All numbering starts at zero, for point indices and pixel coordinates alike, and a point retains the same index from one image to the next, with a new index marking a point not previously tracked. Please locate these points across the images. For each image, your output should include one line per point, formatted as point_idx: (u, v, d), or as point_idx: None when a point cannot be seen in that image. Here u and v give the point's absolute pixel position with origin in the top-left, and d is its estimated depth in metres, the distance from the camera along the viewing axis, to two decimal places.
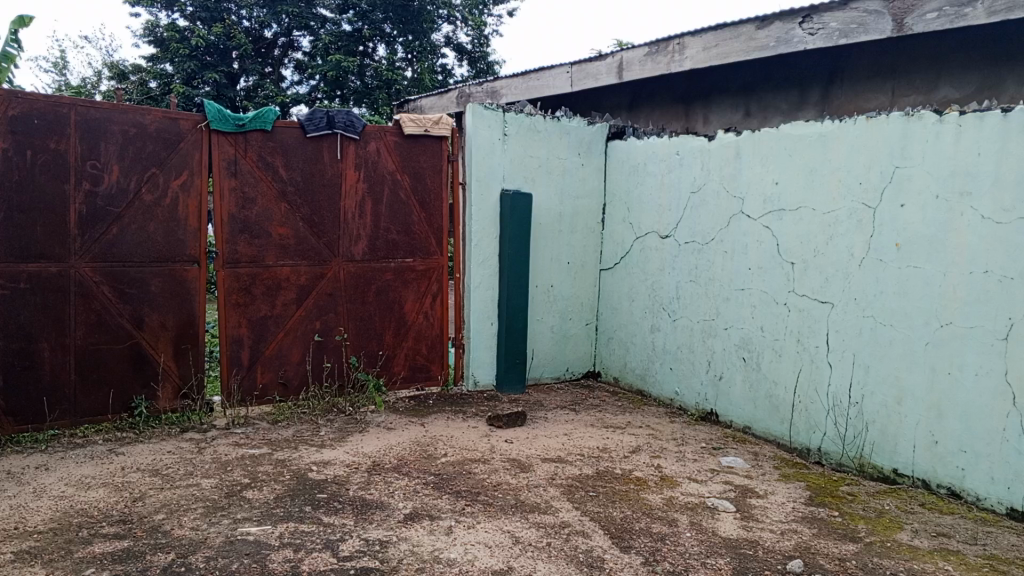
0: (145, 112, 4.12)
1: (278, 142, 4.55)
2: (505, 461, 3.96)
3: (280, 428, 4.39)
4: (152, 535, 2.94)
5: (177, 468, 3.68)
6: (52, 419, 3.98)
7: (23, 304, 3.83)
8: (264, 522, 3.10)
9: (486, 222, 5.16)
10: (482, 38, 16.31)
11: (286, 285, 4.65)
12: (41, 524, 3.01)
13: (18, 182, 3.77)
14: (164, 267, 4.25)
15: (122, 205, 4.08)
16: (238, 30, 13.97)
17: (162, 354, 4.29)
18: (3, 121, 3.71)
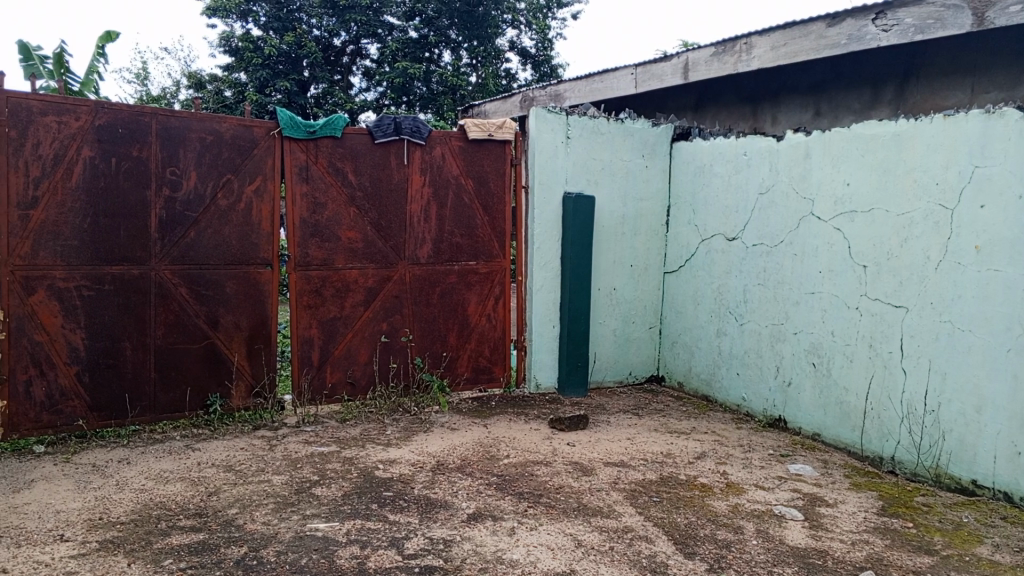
0: (221, 120, 4.27)
1: (347, 148, 4.66)
2: (568, 464, 3.96)
3: (348, 426, 4.49)
4: (226, 528, 3.04)
5: (249, 464, 3.80)
6: (133, 415, 4.16)
7: (107, 304, 4.02)
8: (332, 518, 3.17)
9: (549, 224, 5.17)
10: (546, 41, 16.31)
11: (354, 287, 4.76)
12: (123, 515, 3.15)
13: (104, 188, 3.97)
14: (238, 269, 4.40)
15: (199, 210, 4.25)
16: (308, 39, 14.36)
17: (235, 354, 4.44)
18: (89, 131, 3.91)
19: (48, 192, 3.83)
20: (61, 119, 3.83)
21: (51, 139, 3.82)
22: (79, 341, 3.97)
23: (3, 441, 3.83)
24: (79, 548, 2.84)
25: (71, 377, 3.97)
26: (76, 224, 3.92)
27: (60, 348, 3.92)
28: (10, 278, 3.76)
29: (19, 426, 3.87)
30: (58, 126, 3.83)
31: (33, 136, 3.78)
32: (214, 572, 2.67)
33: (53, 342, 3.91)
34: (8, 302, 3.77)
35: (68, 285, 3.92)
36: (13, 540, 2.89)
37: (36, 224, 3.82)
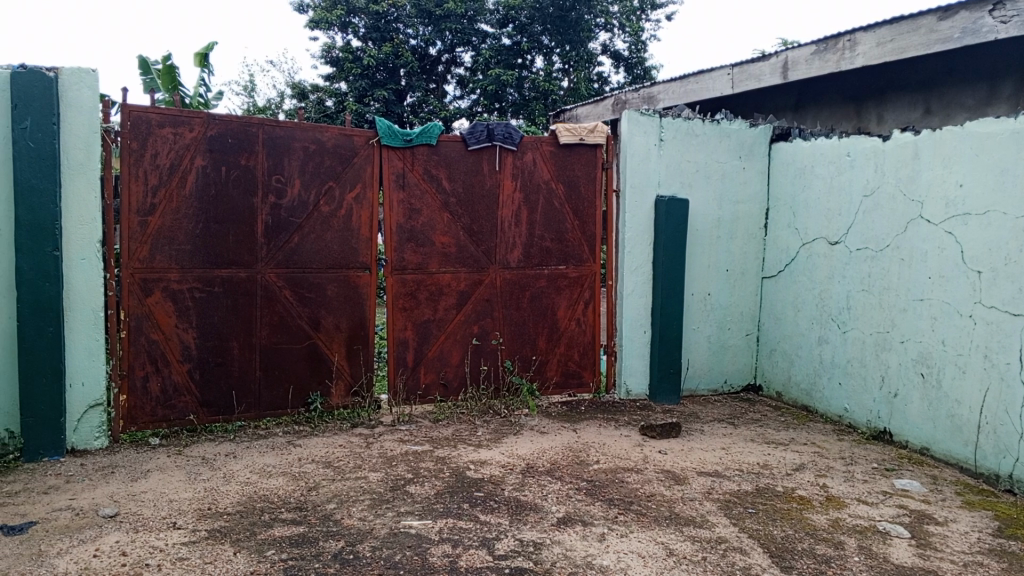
0: (323, 129, 4.44)
1: (442, 155, 4.76)
2: (659, 472, 3.91)
3: (441, 426, 4.58)
4: (325, 522, 3.16)
5: (347, 461, 3.93)
6: (239, 411, 4.37)
7: (218, 305, 4.25)
8: (425, 516, 3.24)
9: (641, 229, 5.12)
10: (639, 43, 16.14)
11: (447, 291, 4.85)
12: (230, 506, 3.32)
13: (214, 195, 4.19)
14: (339, 273, 4.56)
15: (303, 216, 4.43)
16: (404, 49, 14.74)
17: (335, 354, 4.60)
18: (202, 141, 4.14)
19: (165, 200, 4.08)
20: (177, 130, 4.07)
21: (167, 149, 4.06)
22: (191, 339, 4.21)
23: (123, 433, 4.09)
24: (190, 536, 3.01)
25: (184, 373, 4.20)
26: (189, 229, 4.15)
27: (174, 346, 4.17)
28: (130, 280, 4.02)
29: (137, 420, 4.12)
30: (174, 137, 4.07)
31: (151, 147, 4.03)
32: (313, 564, 2.78)
33: (168, 340, 4.15)
34: (129, 302, 4.03)
35: (182, 286, 4.16)
36: (131, 526, 3.09)
37: (153, 229, 4.07)
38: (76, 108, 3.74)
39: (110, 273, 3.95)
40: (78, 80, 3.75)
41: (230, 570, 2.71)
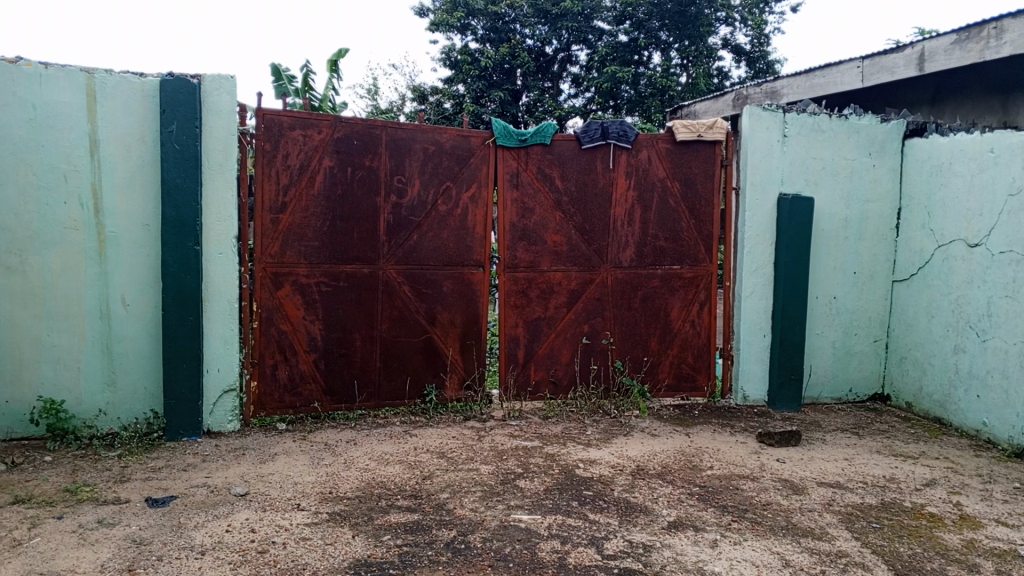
0: (441, 131, 4.57)
1: (556, 154, 4.80)
2: (775, 481, 3.78)
3: (551, 424, 4.61)
4: (438, 511, 3.25)
5: (459, 452, 4.03)
6: (359, 401, 4.56)
7: (342, 299, 4.46)
8: (535, 511, 3.28)
9: (761, 229, 4.96)
10: (762, 37, 15.62)
11: (558, 289, 4.88)
12: (349, 491, 3.47)
13: (340, 195, 4.39)
14: (454, 270, 4.68)
15: (421, 215, 4.57)
16: (521, 49, 14.91)
17: (450, 349, 4.71)
18: (329, 143, 4.35)
19: (295, 198, 4.31)
20: (307, 133, 4.30)
21: (298, 151, 4.29)
22: (317, 331, 4.43)
23: (253, 417, 4.35)
24: (313, 517, 3.18)
25: (309, 363, 4.43)
26: (317, 227, 4.37)
27: (301, 337, 4.40)
28: (263, 273, 4.28)
29: (266, 405, 4.37)
30: (303, 139, 4.29)
31: (283, 148, 4.27)
32: (427, 551, 2.87)
33: (296, 331, 4.38)
34: (261, 294, 4.29)
35: (309, 280, 4.38)
36: (259, 505, 3.30)
37: (284, 227, 4.31)
38: (216, 113, 4.01)
39: (245, 267, 4.22)
40: (219, 86, 4.01)
41: (349, 552, 2.84)
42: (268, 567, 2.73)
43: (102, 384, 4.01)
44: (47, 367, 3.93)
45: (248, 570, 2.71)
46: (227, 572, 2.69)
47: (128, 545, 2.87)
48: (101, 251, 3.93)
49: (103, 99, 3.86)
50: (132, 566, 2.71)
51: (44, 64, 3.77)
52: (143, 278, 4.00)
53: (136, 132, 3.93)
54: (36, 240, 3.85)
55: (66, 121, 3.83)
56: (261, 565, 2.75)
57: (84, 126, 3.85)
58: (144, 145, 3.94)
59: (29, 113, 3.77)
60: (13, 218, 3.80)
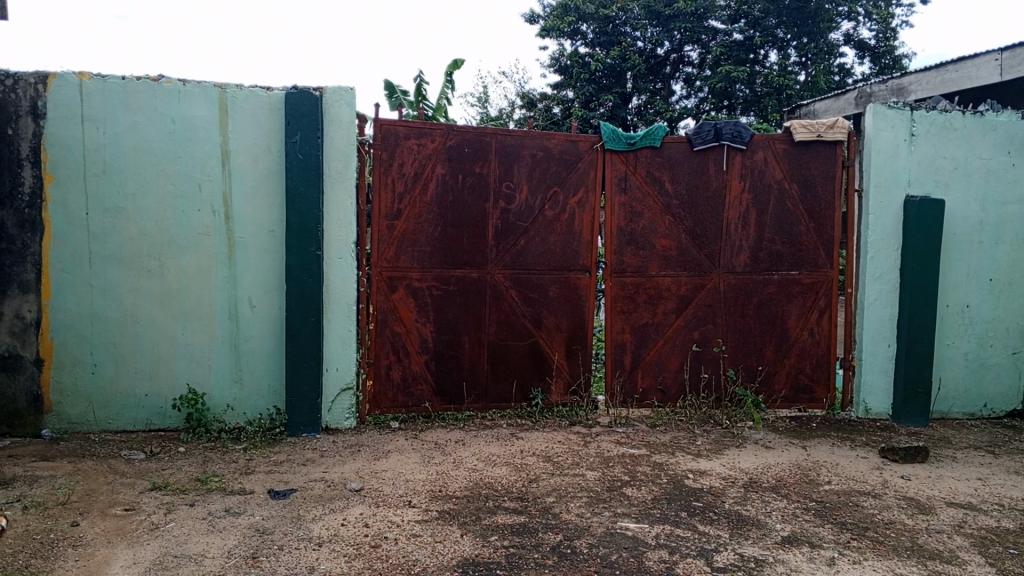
0: (550, 137, 4.61)
1: (666, 157, 4.73)
2: (900, 499, 3.58)
3: (659, 432, 4.54)
4: (544, 515, 3.27)
5: (565, 457, 4.04)
6: (468, 402, 4.65)
7: (452, 303, 4.57)
8: (642, 520, 3.25)
9: (886, 233, 4.71)
10: (887, 31, 14.85)
11: (668, 295, 4.81)
12: (458, 490, 3.55)
13: (452, 201, 4.51)
14: (562, 274, 4.70)
15: (529, 221, 4.62)
16: (632, 51, 14.85)
17: (556, 353, 4.73)
18: (442, 151, 4.47)
19: (409, 206, 4.45)
20: (421, 142, 4.43)
21: (412, 159, 4.43)
22: (428, 333, 4.55)
23: (368, 415, 4.51)
24: (423, 515, 3.27)
25: (421, 364, 4.56)
26: (429, 233, 4.50)
27: (413, 339, 4.53)
28: (378, 278, 4.44)
29: (380, 404, 4.53)
30: (418, 149, 4.43)
31: (399, 157, 4.42)
32: (533, 554, 2.90)
33: (408, 333, 4.52)
34: (377, 297, 4.45)
35: (422, 284, 4.51)
36: (373, 501, 3.42)
37: (399, 233, 4.45)
38: (337, 124, 4.19)
39: (362, 271, 4.39)
40: (339, 98, 4.19)
41: (457, 551, 2.91)
42: (380, 561, 2.83)
43: (229, 380, 4.27)
44: (182, 363, 4.22)
45: (362, 563, 2.82)
46: (341, 564, 2.81)
47: (252, 534, 3.05)
48: (231, 255, 4.19)
49: (234, 112, 4.12)
50: (255, 553, 2.87)
51: (182, 81, 4.07)
52: (268, 281, 4.24)
53: (263, 143, 4.16)
54: (174, 244, 4.15)
55: (201, 134, 4.11)
56: (373, 559, 2.85)
57: (217, 138, 4.13)
58: (270, 156, 4.18)
59: (169, 127, 4.08)
60: (154, 224, 4.12)
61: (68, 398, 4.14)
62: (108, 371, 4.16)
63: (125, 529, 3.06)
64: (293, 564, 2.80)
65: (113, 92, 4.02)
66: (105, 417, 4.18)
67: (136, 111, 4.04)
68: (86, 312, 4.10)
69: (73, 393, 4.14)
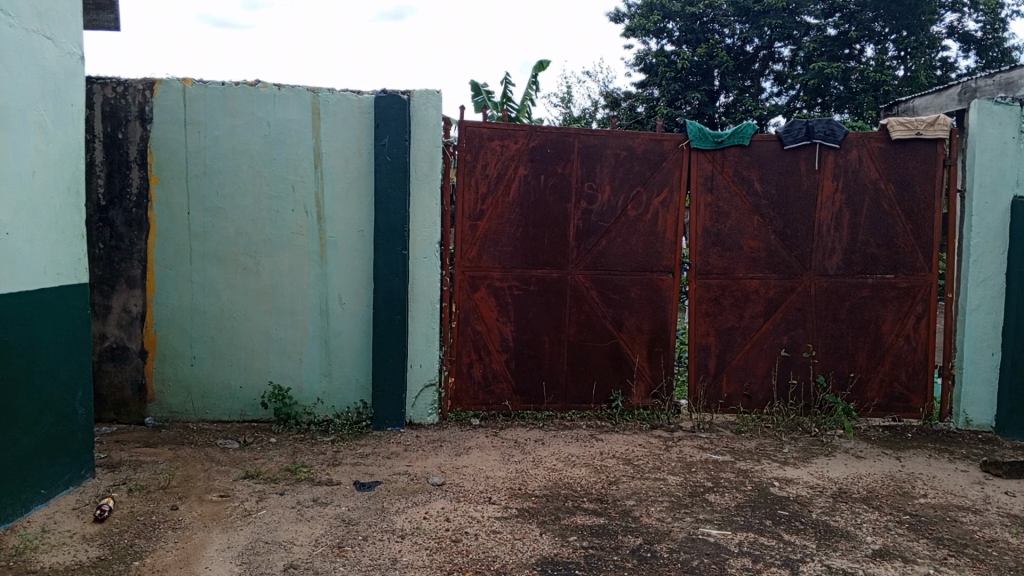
0: (634, 136, 4.58)
1: (754, 156, 4.64)
2: (1003, 516, 3.40)
3: (744, 438, 4.44)
4: (624, 517, 3.26)
5: (646, 460, 4.01)
6: (548, 402, 4.67)
7: (533, 302, 4.60)
8: (724, 527, 3.20)
9: (990, 235, 4.47)
10: (995, 22, 14.10)
11: (755, 297, 4.71)
12: (538, 489, 3.58)
13: (534, 202, 4.54)
14: (644, 275, 4.66)
15: (611, 221, 4.61)
16: (720, 49, 14.54)
17: (637, 355, 4.70)
18: (525, 152, 4.51)
19: (492, 206, 4.51)
20: (504, 143, 4.48)
21: (495, 161, 4.49)
22: (509, 332, 4.60)
23: (450, 412, 4.59)
24: (503, 512, 3.32)
25: (502, 363, 4.61)
26: (511, 233, 4.55)
27: (495, 338, 4.59)
28: (461, 277, 4.52)
29: (461, 401, 4.60)
30: (501, 150, 4.48)
31: (482, 159, 4.48)
32: (612, 556, 2.90)
33: (490, 332, 4.58)
34: (460, 296, 4.53)
35: (503, 284, 4.57)
36: (454, 496, 3.49)
37: (482, 233, 4.52)
38: (424, 126, 4.28)
39: (446, 270, 4.47)
40: (426, 101, 4.28)
41: (536, 549, 2.94)
42: (461, 555, 2.89)
43: (319, 374, 4.43)
44: (274, 357, 4.41)
45: (443, 556, 2.88)
46: (423, 557, 2.87)
47: (339, 524, 3.15)
48: (322, 253, 4.35)
49: (326, 116, 4.27)
50: (341, 543, 2.98)
51: (278, 86, 4.24)
52: (356, 279, 4.37)
53: (353, 145, 4.30)
54: (269, 243, 4.33)
55: (295, 137, 4.28)
56: (454, 553, 2.91)
57: (310, 141, 4.28)
58: (360, 157, 4.31)
59: (265, 130, 4.26)
60: (250, 224, 4.31)
61: (169, 388, 4.38)
62: (206, 363, 4.38)
63: (220, 514, 3.22)
64: (378, 555, 2.88)
65: (213, 97, 4.22)
66: (203, 406, 4.41)
67: (235, 116, 4.24)
68: (186, 307, 4.34)
69: (174, 383, 4.38)
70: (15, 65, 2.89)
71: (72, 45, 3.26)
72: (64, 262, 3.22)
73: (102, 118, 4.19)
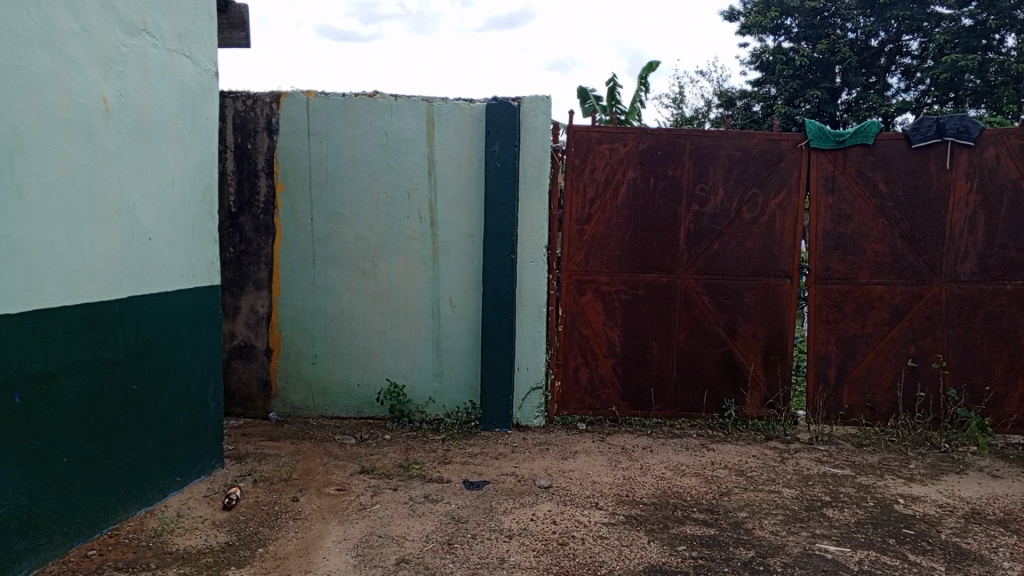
0: (749, 136, 4.47)
1: (879, 155, 4.43)
2: None
3: (865, 452, 4.24)
4: (736, 529, 3.20)
5: (760, 472, 3.90)
6: (656, 409, 4.62)
7: (641, 307, 4.57)
8: (843, 543, 3.07)
9: None
10: None
11: (879, 304, 4.49)
12: (645, 497, 3.55)
13: (643, 205, 4.51)
14: (759, 281, 4.54)
15: (724, 223, 4.51)
16: (842, 44, 13.93)
17: (752, 363, 4.57)
18: (635, 155, 4.48)
19: (599, 210, 4.52)
20: (613, 146, 4.48)
21: (604, 164, 4.49)
22: (617, 337, 4.59)
23: (557, 415, 4.63)
24: (610, 517, 3.32)
25: (609, 367, 4.60)
26: (619, 237, 4.53)
27: (602, 342, 4.59)
28: (569, 281, 4.54)
29: (568, 405, 4.63)
30: (610, 153, 4.48)
31: (591, 162, 4.49)
32: (722, 568, 2.84)
33: (597, 337, 4.59)
34: (567, 300, 4.55)
35: (611, 288, 4.56)
36: (561, 499, 3.52)
37: (589, 236, 4.53)
38: (534, 131, 4.33)
39: (553, 274, 4.51)
40: (536, 107, 4.32)
41: (643, 557, 2.92)
42: (568, 558, 2.91)
43: (430, 375, 4.56)
44: (389, 357, 4.57)
45: (549, 559, 2.91)
46: (530, 558, 2.92)
47: (448, 521, 3.24)
48: (435, 258, 4.48)
49: (440, 124, 4.40)
50: (451, 540, 3.06)
51: (394, 97, 4.40)
52: (467, 283, 4.48)
53: (466, 152, 4.41)
54: (385, 248, 4.51)
55: (410, 145, 4.43)
56: (561, 556, 2.94)
57: (424, 149, 4.42)
58: (472, 164, 4.41)
59: (382, 139, 4.44)
60: (368, 229, 4.50)
61: (292, 385, 4.63)
62: (326, 362, 4.60)
63: (337, 507, 3.38)
64: (486, 553, 2.95)
65: (335, 108, 4.44)
66: (323, 403, 4.63)
67: (354, 126, 4.44)
68: (308, 308, 4.57)
69: (297, 380, 4.62)
70: (159, 81, 3.15)
71: (208, 62, 3.51)
72: (199, 265, 3.47)
73: (233, 129, 4.49)
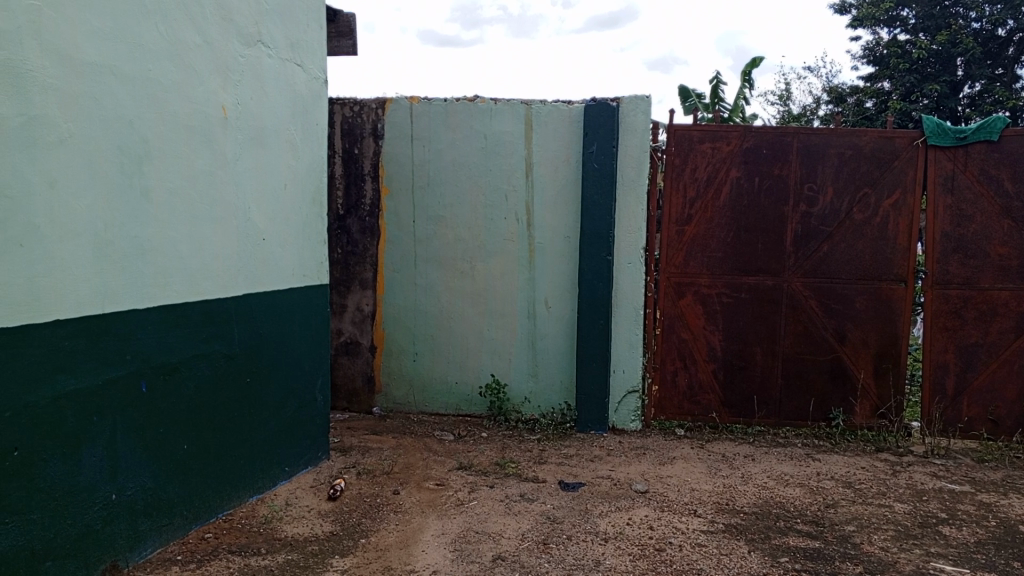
0: (861, 134, 4.29)
1: (1004, 152, 4.18)
2: None
3: (988, 468, 4.01)
4: (842, 543, 3.09)
5: (870, 485, 3.75)
6: (758, 416, 4.51)
7: (744, 311, 4.47)
8: (961, 563, 2.92)
9: None
10: None
11: (1004, 311, 4.24)
12: (746, 506, 3.48)
13: (746, 206, 4.41)
14: (870, 285, 4.36)
15: (834, 224, 4.36)
16: (964, 34, 13.10)
17: (862, 370, 4.40)
18: (738, 154, 4.39)
19: (700, 211, 4.45)
20: (716, 145, 4.40)
21: (705, 164, 4.42)
22: (717, 341, 4.51)
23: (654, 419, 4.59)
24: (708, 525, 3.27)
25: (709, 372, 4.53)
26: (721, 238, 4.45)
27: (702, 346, 4.52)
28: (668, 283, 4.50)
29: (666, 410, 4.58)
30: (712, 152, 4.41)
31: (692, 162, 4.43)
32: None
33: (696, 340, 4.52)
34: (665, 302, 4.51)
35: (711, 291, 4.48)
36: (658, 504, 3.50)
37: (689, 238, 4.47)
38: (633, 132, 4.31)
39: (652, 276, 4.47)
40: (636, 106, 4.30)
41: (744, 567, 2.87)
42: (665, 564, 2.90)
43: (528, 375, 4.62)
44: (488, 357, 4.66)
45: (646, 563, 2.91)
46: (626, 562, 2.92)
47: (544, 521, 3.29)
48: (533, 259, 4.54)
49: (539, 126, 4.45)
50: (546, 539, 3.10)
51: (494, 100, 4.48)
52: (565, 284, 4.51)
53: (565, 154, 4.44)
54: (485, 249, 4.60)
55: (510, 147, 4.50)
56: (657, 561, 2.93)
57: (523, 151, 4.48)
58: (571, 165, 4.44)
59: (483, 142, 4.52)
60: (468, 231, 4.60)
61: (394, 382, 4.79)
62: (426, 360, 4.73)
63: (436, 502, 3.48)
64: (581, 555, 2.97)
65: (437, 113, 4.56)
66: (423, 399, 4.77)
67: (456, 129, 4.54)
68: (411, 308, 4.71)
69: (399, 377, 4.78)
70: (272, 89, 3.33)
71: (318, 70, 3.69)
72: (309, 265, 3.65)
73: (341, 135, 4.68)
